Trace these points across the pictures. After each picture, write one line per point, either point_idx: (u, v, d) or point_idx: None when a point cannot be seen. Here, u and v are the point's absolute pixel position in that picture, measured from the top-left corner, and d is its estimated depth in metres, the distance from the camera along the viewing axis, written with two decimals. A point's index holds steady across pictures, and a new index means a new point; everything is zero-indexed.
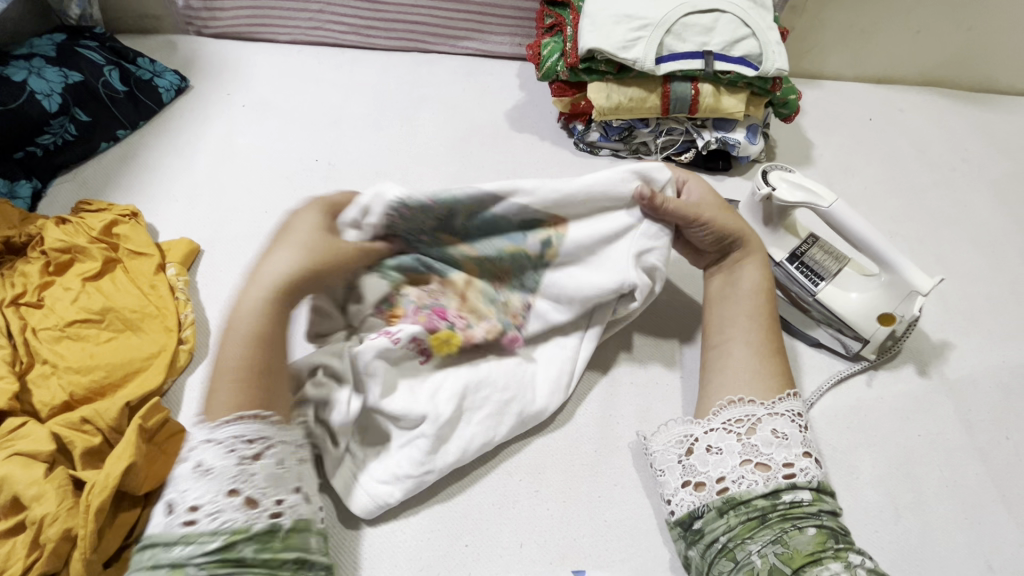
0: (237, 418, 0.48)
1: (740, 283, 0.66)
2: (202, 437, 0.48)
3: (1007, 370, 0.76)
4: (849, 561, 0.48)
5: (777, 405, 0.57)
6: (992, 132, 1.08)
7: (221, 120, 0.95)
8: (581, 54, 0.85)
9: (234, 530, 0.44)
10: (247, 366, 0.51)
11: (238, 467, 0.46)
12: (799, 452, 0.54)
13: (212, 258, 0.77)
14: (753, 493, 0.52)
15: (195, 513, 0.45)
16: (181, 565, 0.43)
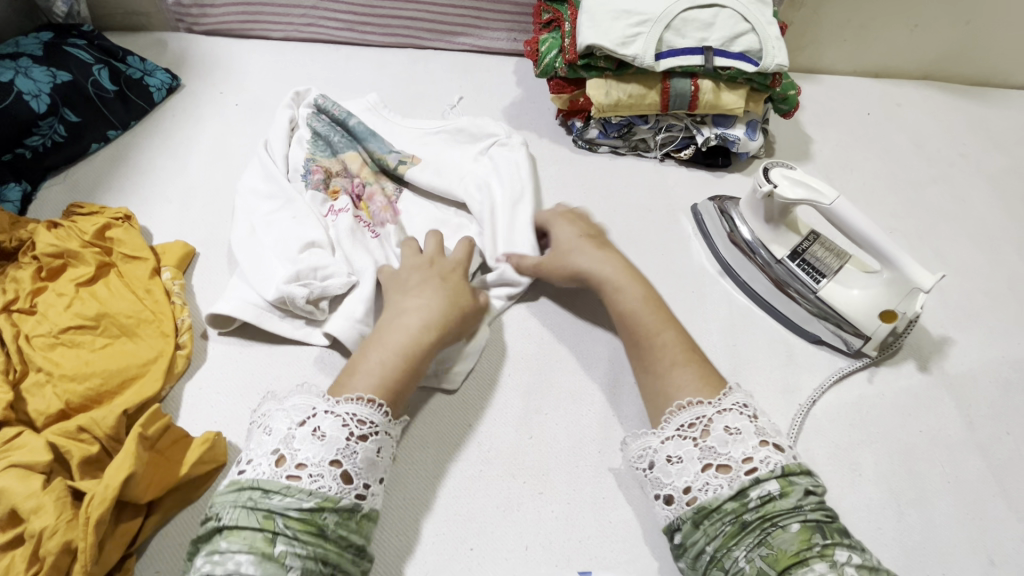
0: (354, 399, 0.55)
1: (632, 302, 0.66)
2: (325, 406, 0.54)
3: (1006, 365, 0.76)
4: (835, 558, 0.47)
5: (723, 400, 0.56)
6: (988, 126, 1.08)
7: (215, 119, 0.93)
8: (579, 50, 0.84)
9: (326, 497, 0.50)
10: (386, 371, 0.58)
11: (346, 442, 0.52)
12: (754, 443, 0.53)
13: (208, 261, 0.75)
14: (721, 497, 0.51)
15: (301, 469, 0.51)
16: (272, 516, 0.49)
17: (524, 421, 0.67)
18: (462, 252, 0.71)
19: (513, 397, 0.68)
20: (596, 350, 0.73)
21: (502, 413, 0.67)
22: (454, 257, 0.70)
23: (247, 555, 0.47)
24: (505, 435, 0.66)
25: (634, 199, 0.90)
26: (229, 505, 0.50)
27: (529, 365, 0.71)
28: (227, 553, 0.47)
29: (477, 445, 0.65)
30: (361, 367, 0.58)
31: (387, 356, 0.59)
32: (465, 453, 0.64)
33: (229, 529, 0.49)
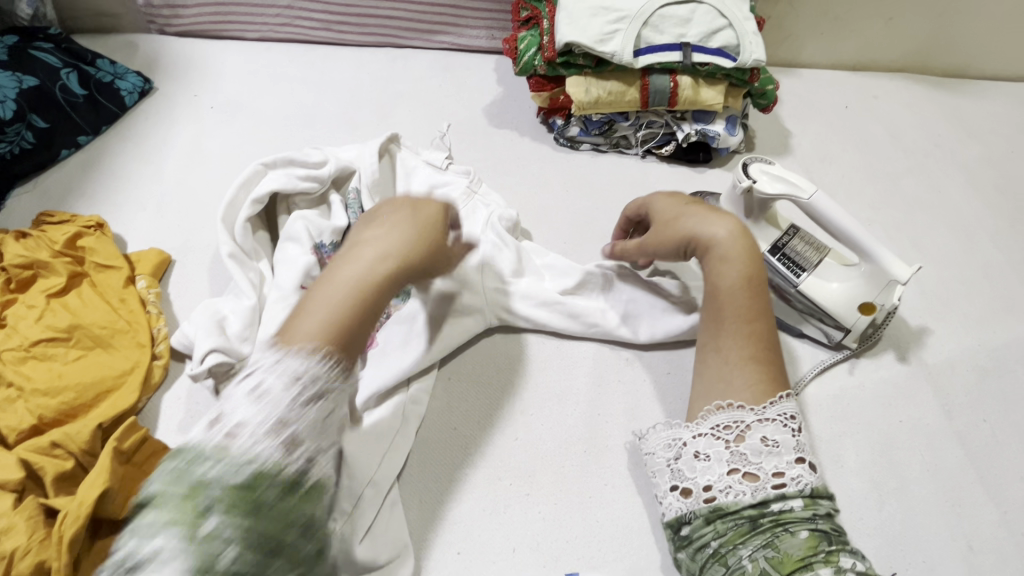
0: (304, 349, 0.49)
1: (722, 280, 0.61)
2: (272, 359, 0.48)
3: (983, 353, 0.77)
4: (839, 565, 0.47)
5: (768, 409, 0.56)
6: (962, 116, 1.10)
7: (189, 122, 0.91)
8: (558, 48, 0.83)
9: (263, 462, 0.43)
10: (340, 310, 0.51)
11: (291, 400, 0.46)
12: (790, 459, 0.53)
13: (185, 267, 0.74)
14: (741, 503, 0.52)
15: (234, 434, 0.44)
16: (201, 485, 0.41)
17: (510, 422, 0.66)
18: (436, 207, 0.60)
19: (500, 399, 0.68)
20: (580, 350, 0.73)
21: (487, 415, 0.67)
22: (428, 211, 0.60)
23: (168, 537, 0.39)
24: (490, 437, 0.65)
25: (616, 196, 0.90)
26: (158, 475, 0.42)
27: (514, 365, 0.71)
28: (146, 537, 0.39)
29: (464, 448, 0.64)
30: (316, 309, 0.51)
31: (339, 295, 0.52)
32: (452, 456, 0.64)
33: (147, 507, 0.41)
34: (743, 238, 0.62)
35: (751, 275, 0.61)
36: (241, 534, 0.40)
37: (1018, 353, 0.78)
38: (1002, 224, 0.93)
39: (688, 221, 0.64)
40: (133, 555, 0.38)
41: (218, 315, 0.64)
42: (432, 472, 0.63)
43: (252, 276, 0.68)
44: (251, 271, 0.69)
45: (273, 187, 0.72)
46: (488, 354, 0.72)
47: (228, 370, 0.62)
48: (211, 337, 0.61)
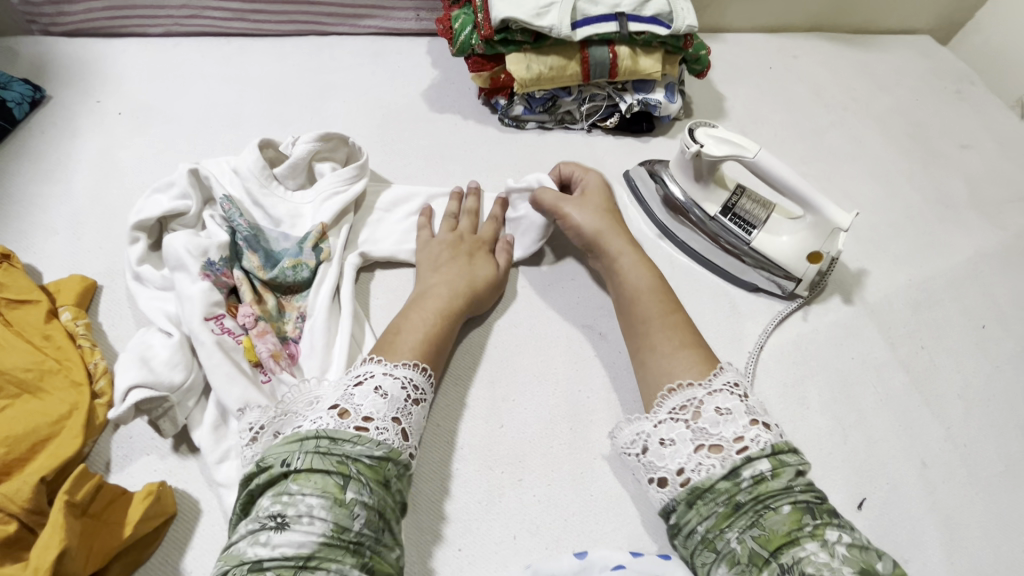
0: (408, 364, 0.58)
1: (639, 280, 0.69)
2: (383, 369, 0.57)
3: (914, 287, 0.84)
4: (826, 538, 0.45)
5: (713, 381, 0.57)
6: (872, 70, 1.18)
7: (95, 131, 0.82)
8: (494, 25, 0.81)
9: (392, 449, 0.52)
10: (429, 333, 0.63)
11: (404, 402, 0.55)
12: (746, 422, 0.53)
13: (115, 292, 0.67)
14: (714, 477, 0.50)
15: (369, 422, 0.52)
16: (345, 462, 0.49)
17: (493, 411, 0.66)
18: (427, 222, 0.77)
19: (478, 390, 0.67)
20: (553, 331, 0.73)
21: (468, 407, 0.66)
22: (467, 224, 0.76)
23: (319, 498, 0.47)
24: (473, 429, 0.64)
25: None
26: (296, 452, 0.50)
27: (490, 355, 0.70)
28: (299, 495, 0.47)
29: (449, 445, 0.63)
30: (408, 335, 0.62)
31: (429, 319, 0.64)
32: (438, 455, 0.62)
33: (298, 472, 0.49)
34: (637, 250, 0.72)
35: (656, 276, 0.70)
36: (367, 509, 0.48)
37: (943, 283, 0.85)
38: (916, 167, 1.01)
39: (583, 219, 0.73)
40: (291, 506, 0.46)
41: (143, 350, 0.59)
42: (419, 475, 0.61)
43: (167, 310, 0.64)
44: (170, 305, 0.64)
45: (153, 215, 0.68)
46: (461, 346, 0.70)
47: (160, 406, 0.57)
48: (133, 372, 0.56)
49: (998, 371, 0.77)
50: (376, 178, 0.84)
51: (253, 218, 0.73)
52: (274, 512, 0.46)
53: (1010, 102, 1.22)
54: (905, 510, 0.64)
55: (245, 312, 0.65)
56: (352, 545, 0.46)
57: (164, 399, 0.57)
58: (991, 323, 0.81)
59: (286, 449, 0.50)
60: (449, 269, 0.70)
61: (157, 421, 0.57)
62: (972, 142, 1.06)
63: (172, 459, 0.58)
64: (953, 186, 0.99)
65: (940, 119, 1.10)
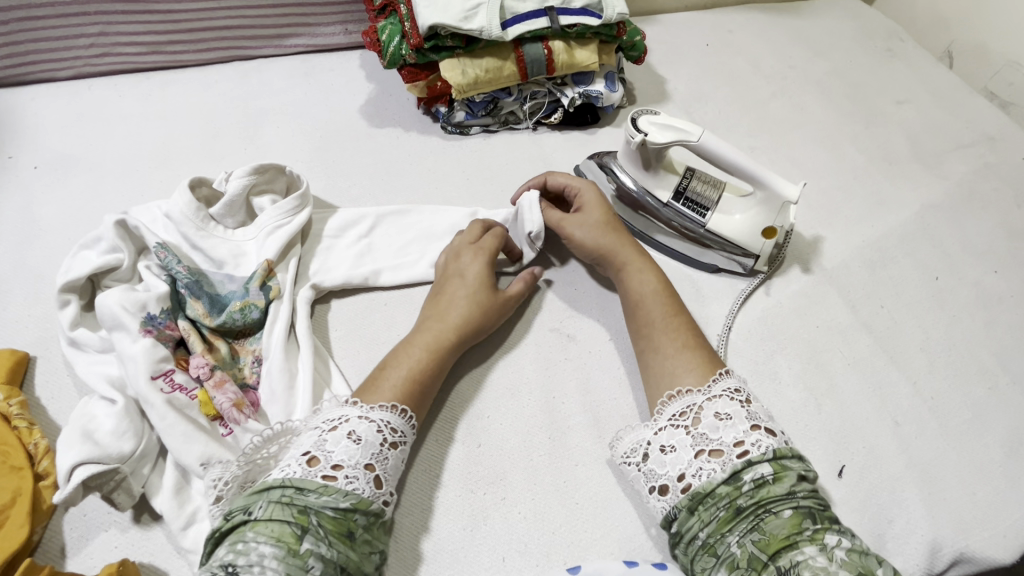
0: (385, 407, 0.56)
1: (638, 288, 0.68)
2: (359, 413, 0.55)
3: (869, 247, 0.86)
4: (825, 542, 0.47)
5: (713, 387, 0.57)
6: (805, 36, 1.19)
7: (10, 189, 0.77)
8: (423, 33, 0.79)
9: (360, 499, 0.50)
10: (416, 371, 0.60)
11: (380, 447, 0.53)
12: (746, 427, 0.54)
13: (50, 362, 0.63)
14: (715, 481, 0.52)
15: (337, 470, 0.51)
16: (306, 512, 0.48)
17: (469, 430, 0.64)
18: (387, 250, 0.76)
19: (451, 412, 0.65)
20: (521, 339, 0.71)
21: (443, 431, 0.64)
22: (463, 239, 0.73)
23: (272, 547, 0.45)
24: (452, 454, 0.62)
25: (518, 174, 0.88)
26: (259, 501, 0.49)
27: (459, 374, 0.68)
28: (253, 543, 0.45)
29: (428, 472, 0.61)
30: (392, 374, 0.59)
31: (416, 356, 0.62)
32: (418, 486, 0.60)
33: (258, 521, 0.47)
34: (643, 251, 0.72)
35: (662, 277, 0.70)
36: (325, 562, 0.46)
37: (895, 241, 0.87)
38: (857, 128, 1.02)
39: (590, 229, 0.73)
40: (242, 556, 0.45)
41: (86, 423, 0.56)
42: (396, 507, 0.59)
43: (110, 373, 0.60)
44: (112, 369, 0.60)
45: (84, 272, 0.64)
46: None
47: (112, 479, 0.53)
48: (77, 449, 0.53)
49: (955, 320, 0.79)
50: (321, 203, 0.81)
51: (193, 265, 0.69)
52: (226, 562, 0.44)
53: (939, 53, 1.25)
54: (883, 471, 0.65)
55: (195, 364, 0.61)
56: None
57: (115, 471, 0.53)
58: (944, 274, 0.83)
59: (252, 496, 0.49)
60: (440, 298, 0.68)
61: (111, 495, 0.53)
62: (908, 98, 1.09)
63: (133, 531, 0.55)
64: (894, 143, 1.01)
65: (874, 78, 1.12)
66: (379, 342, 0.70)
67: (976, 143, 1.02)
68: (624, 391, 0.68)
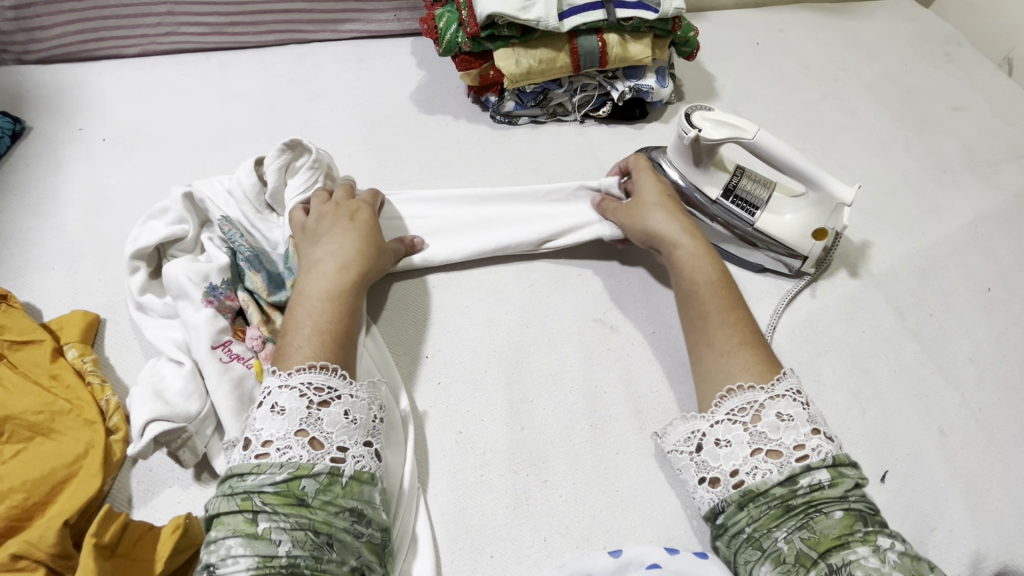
0: (305, 368, 0.54)
1: (694, 276, 0.67)
2: (279, 382, 0.54)
3: (918, 254, 0.84)
4: (878, 544, 0.47)
5: (776, 386, 0.57)
6: (858, 38, 1.17)
7: (79, 160, 0.81)
8: (480, 21, 0.80)
9: (299, 466, 0.50)
10: (321, 322, 0.59)
11: (306, 410, 0.52)
12: (808, 431, 0.54)
13: (118, 324, 0.66)
14: (770, 482, 0.52)
15: (268, 446, 0.51)
16: (249, 497, 0.49)
17: (512, 412, 0.65)
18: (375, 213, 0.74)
19: (492, 393, 0.67)
20: (565, 328, 0.72)
21: (490, 411, 0.65)
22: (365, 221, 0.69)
23: (235, 539, 0.47)
24: (496, 435, 0.64)
25: (564, 165, 0.89)
26: (212, 497, 0.51)
27: (504, 357, 0.70)
28: (218, 540, 0.48)
29: (470, 451, 0.63)
30: (304, 329, 0.58)
31: (318, 307, 0.60)
32: (464, 464, 0.62)
33: (216, 518, 0.49)
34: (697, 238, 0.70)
35: (716, 266, 0.68)
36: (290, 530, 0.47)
37: (947, 249, 0.85)
38: (910, 134, 1.01)
39: (650, 212, 0.72)
40: (215, 554, 0.47)
41: (155, 382, 0.58)
42: (439, 482, 0.61)
43: (174, 338, 0.63)
44: (177, 333, 0.63)
45: (151, 241, 0.67)
46: (472, 348, 0.70)
47: (178, 437, 0.56)
48: (148, 406, 0.56)
49: (1007, 333, 0.77)
50: (372, 184, 0.84)
51: (253, 240, 0.72)
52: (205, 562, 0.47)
53: (997, 60, 1.21)
54: (927, 479, 0.65)
55: (252, 334, 0.63)
56: (285, 569, 0.46)
57: (181, 430, 0.56)
58: (996, 285, 0.82)
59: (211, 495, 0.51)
60: (323, 248, 0.65)
61: (176, 452, 0.56)
62: (964, 105, 1.06)
63: (195, 488, 0.57)
64: (948, 150, 0.99)
65: (931, 83, 1.09)
66: (427, 323, 0.72)
67: None
68: (666, 383, 0.69)
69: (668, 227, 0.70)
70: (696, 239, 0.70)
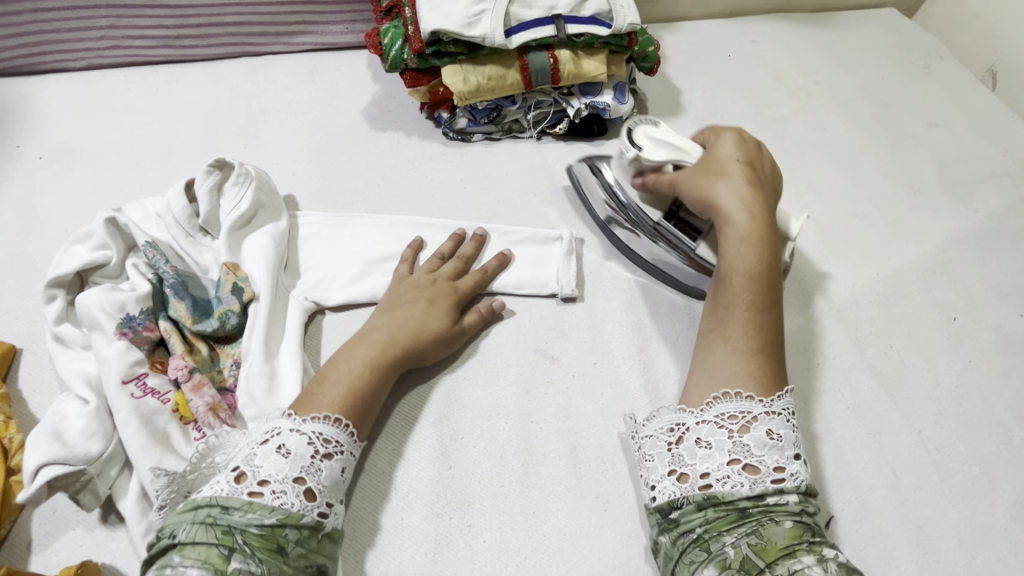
0: (320, 418, 0.54)
1: (734, 259, 0.62)
2: (291, 426, 0.53)
3: (883, 281, 0.81)
4: (822, 555, 0.47)
5: (773, 403, 0.55)
6: (835, 50, 1.13)
7: (13, 179, 0.79)
8: (424, 38, 0.77)
9: (289, 514, 0.49)
10: (355, 385, 0.58)
11: (312, 459, 0.52)
12: (790, 455, 0.53)
13: (34, 355, 0.64)
14: (739, 494, 0.51)
15: (265, 487, 0.50)
16: (230, 532, 0.47)
17: (441, 450, 0.63)
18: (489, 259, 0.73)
19: (422, 429, 0.64)
20: (504, 358, 0.70)
21: (416, 449, 0.63)
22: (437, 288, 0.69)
23: (200, 570, 0.45)
24: (422, 475, 0.61)
25: (516, 185, 0.86)
26: (184, 522, 0.48)
27: (439, 390, 0.67)
28: (180, 568, 0.45)
29: (393, 492, 0.60)
30: (334, 384, 0.58)
31: (357, 367, 0.60)
32: (387, 506, 0.60)
33: (184, 544, 0.46)
34: (760, 219, 0.64)
35: (760, 257, 0.62)
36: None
37: (913, 275, 0.82)
38: (882, 151, 0.97)
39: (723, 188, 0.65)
40: None
41: (56, 422, 0.56)
42: (358, 525, 0.58)
43: (86, 372, 0.60)
44: (90, 367, 0.61)
45: (70, 268, 0.65)
46: (404, 381, 0.67)
47: (77, 480, 0.53)
48: (43, 449, 0.53)
49: (971, 367, 0.74)
50: (315, 203, 0.81)
51: (182, 266, 0.70)
52: None
53: (981, 72, 1.17)
54: (875, 525, 0.62)
55: (176, 364, 0.61)
56: None
57: (81, 473, 0.53)
58: (963, 315, 0.78)
59: (177, 516, 0.49)
60: (391, 313, 0.65)
61: (75, 496, 0.53)
62: (941, 120, 1.02)
63: (99, 531, 0.55)
64: (920, 169, 0.95)
65: (908, 98, 1.06)
66: None
67: (1011, 173, 0.95)
68: (605, 420, 0.66)
69: (739, 203, 0.64)
70: (756, 221, 0.63)
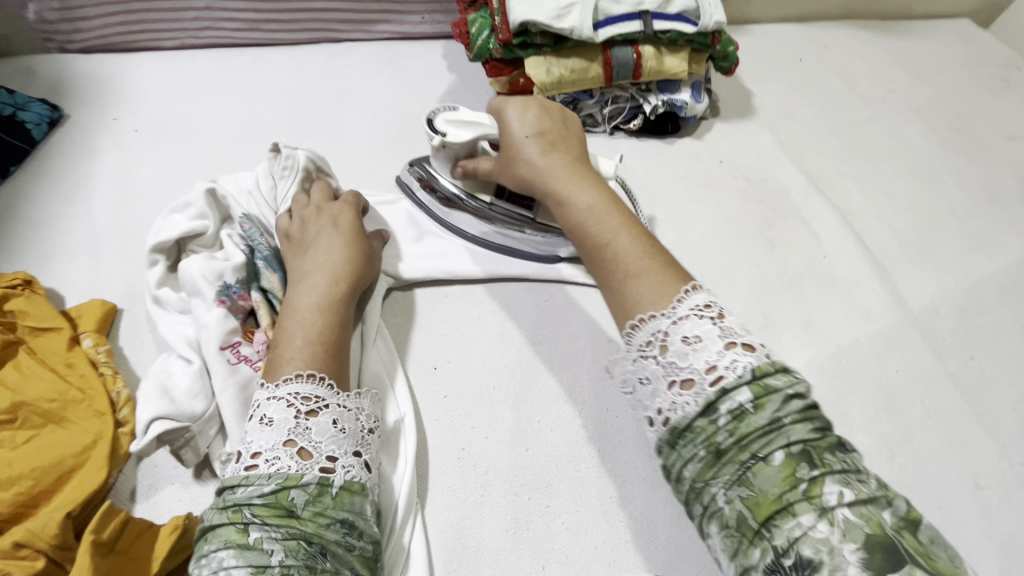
0: (294, 378, 0.51)
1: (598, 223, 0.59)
2: (267, 394, 0.51)
3: (962, 292, 0.79)
4: (824, 502, 0.39)
5: (678, 308, 0.50)
6: (909, 59, 1.11)
7: (110, 149, 0.82)
8: (512, 28, 0.78)
9: (288, 477, 0.46)
10: (315, 330, 0.56)
11: (295, 420, 0.49)
12: (720, 347, 0.46)
13: (134, 316, 0.67)
14: (690, 417, 0.45)
15: (257, 458, 0.47)
16: (240, 509, 0.45)
17: (519, 431, 0.64)
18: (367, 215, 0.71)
19: (500, 410, 0.65)
20: (579, 346, 0.70)
21: (495, 429, 0.64)
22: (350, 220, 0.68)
23: (227, 550, 0.43)
24: (501, 454, 0.62)
25: None
26: (204, 511, 0.47)
27: (516, 374, 0.68)
28: (208, 554, 0.43)
29: (473, 468, 0.61)
30: (296, 339, 0.55)
31: (310, 317, 0.57)
32: (467, 481, 0.61)
33: (210, 531, 0.45)
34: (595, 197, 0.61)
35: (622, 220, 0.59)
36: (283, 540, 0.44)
37: (993, 288, 0.80)
38: (959, 162, 0.95)
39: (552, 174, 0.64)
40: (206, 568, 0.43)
41: (163, 380, 0.59)
42: (442, 498, 0.60)
43: (186, 334, 0.63)
44: (188, 330, 0.63)
45: (170, 235, 0.68)
46: (482, 362, 0.69)
47: (182, 436, 0.56)
48: (154, 404, 0.56)
49: None
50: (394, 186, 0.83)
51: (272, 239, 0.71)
52: None
53: None
54: (957, 536, 0.61)
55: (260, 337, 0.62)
56: None
57: (185, 429, 0.56)
58: None
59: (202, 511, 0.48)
60: (313, 253, 0.64)
61: (179, 451, 0.56)
62: (1021, 134, 1.00)
63: (195, 487, 0.57)
64: (1000, 182, 0.93)
65: (986, 110, 1.03)
66: (439, 334, 0.71)
67: None
68: None
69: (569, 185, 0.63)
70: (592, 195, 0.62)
